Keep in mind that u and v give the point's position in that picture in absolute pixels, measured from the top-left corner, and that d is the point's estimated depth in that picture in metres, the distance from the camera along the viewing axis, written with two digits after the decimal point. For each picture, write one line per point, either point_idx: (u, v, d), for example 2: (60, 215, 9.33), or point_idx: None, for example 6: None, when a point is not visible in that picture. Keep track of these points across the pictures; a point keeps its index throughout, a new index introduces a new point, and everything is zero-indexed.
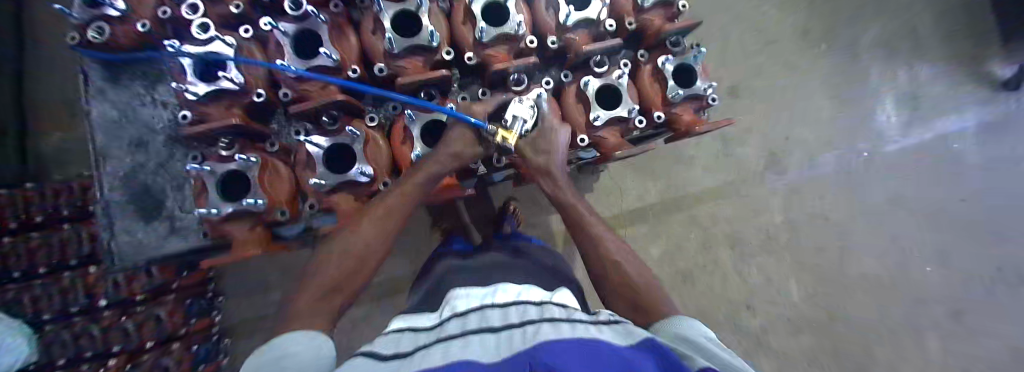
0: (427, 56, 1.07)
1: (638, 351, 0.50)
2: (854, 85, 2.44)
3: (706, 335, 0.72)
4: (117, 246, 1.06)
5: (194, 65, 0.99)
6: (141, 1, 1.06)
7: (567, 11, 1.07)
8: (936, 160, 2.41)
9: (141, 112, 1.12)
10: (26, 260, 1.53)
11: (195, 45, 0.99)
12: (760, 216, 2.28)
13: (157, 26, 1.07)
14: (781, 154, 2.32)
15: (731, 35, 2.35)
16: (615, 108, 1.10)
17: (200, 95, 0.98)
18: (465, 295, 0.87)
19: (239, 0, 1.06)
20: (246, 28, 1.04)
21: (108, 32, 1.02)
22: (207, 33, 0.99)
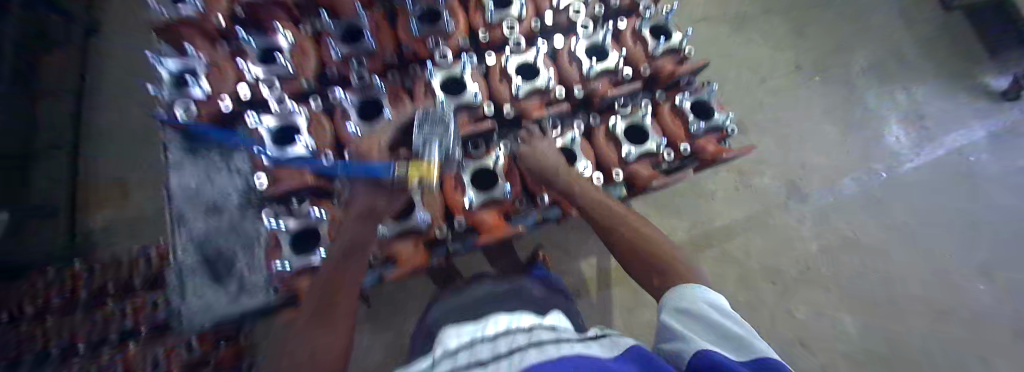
0: (472, 111, 1.19)
1: (624, 362, 0.52)
2: (856, 111, 2.53)
3: (706, 300, 0.66)
4: (188, 307, 1.15)
5: (272, 132, 1.12)
6: (222, 82, 1.21)
7: (590, 64, 1.21)
8: (961, 173, 2.39)
9: (217, 181, 1.27)
10: (68, 340, 1.58)
11: (272, 117, 1.15)
12: (793, 246, 2.23)
13: (235, 103, 1.20)
14: (800, 181, 2.34)
15: (727, 76, 2.53)
16: (644, 142, 1.19)
17: (273, 159, 1.09)
18: (454, 334, 0.79)
19: (310, 80, 1.26)
20: (317, 101, 1.21)
21: (194, 110, 1.16)
22: (284, 106, 1.18)
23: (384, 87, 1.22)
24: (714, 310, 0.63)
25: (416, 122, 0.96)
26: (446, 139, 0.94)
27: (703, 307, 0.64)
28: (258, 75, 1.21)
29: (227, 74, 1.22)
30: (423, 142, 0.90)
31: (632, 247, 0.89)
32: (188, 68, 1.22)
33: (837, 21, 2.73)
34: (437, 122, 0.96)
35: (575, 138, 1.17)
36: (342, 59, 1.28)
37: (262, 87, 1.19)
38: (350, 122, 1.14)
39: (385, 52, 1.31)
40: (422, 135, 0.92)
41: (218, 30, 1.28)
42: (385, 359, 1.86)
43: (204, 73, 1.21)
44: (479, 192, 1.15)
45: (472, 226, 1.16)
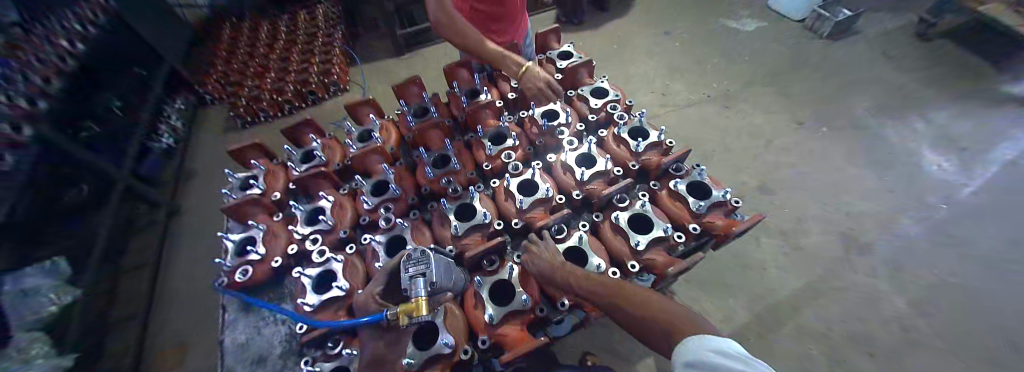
0: (484, 230, 1.29)
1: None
2: (879, 150, 2.48)
3: (716, 347, 0.62)
4: None
5: (313, 280, 1.24)
6: (276, 244, 1.43)
7: (580, 171, 1.35)
8: None
9: (263, 332, 1.34)
10: None
11: (313, 266, 1.29)
12: (879, 304, 1.92)
13: (285, 259, 1.41)
14: (852, 231, 2.17)
15: (732, 145, 2.63)
16: (652, 230, 1.22)
17: (314, 304, 1.18)
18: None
19: (346, 226, 1.43)
20: (352, 245, 1.36)
21: (251, 271, 1.35)
22: (323, 255, 1.31)
23: (407, 224, 1.35)
24: (725, 356, 0.58)
25: (403, 262, 1.00)
26: (431, 271, 0.97)
27: (714, 358, 0.60)
28: (304, 233, 1.42)
29: (280, 236, 1.46)
30: (409, 280, 0.95)
31: (645, 327, 0.80)
32: (249, 238, 1.47)
33: (819, 78, 2.92)
34: (422, 255, 1.00)
35: (581, 236, 1.22)
36: (372, 207, 1.44)
37: (308, 244, 1.38)
38: (377, 260, 1.27)
39: (407, 194, 1.49)
40: (409, 274, 0.96)
41: (275, 203, 1.59)
42: None
43: (260, 239, 1.43)
44: (499, 307, 1.15)
45: (498, 344, 1.12)
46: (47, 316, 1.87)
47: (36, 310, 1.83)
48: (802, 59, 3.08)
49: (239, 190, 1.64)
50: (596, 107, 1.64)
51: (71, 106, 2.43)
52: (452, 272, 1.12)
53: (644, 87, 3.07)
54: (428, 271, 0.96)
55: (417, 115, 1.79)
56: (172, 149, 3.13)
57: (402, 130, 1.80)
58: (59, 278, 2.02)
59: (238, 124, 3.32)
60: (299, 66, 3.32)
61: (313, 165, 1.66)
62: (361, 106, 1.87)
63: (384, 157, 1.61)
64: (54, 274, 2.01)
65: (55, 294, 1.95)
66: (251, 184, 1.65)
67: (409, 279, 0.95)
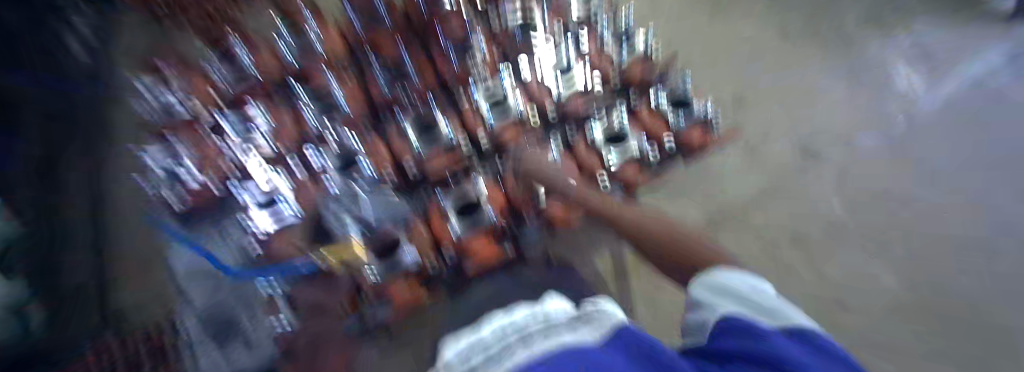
0: (452, 151, 1.46)
1: (619, 354, 0.36)
2: (855, 61, 2.43)
3: (757, 286, 0.57)
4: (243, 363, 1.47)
5: (286, 204, 1.45)
6: (223, 166, 1.48)
7: (559, 92, 1.58)
8: (984, 104, 2.23)
9: (244, 247, 1.56)
10: None
11: (283, 188, 1.46)
12: (818, 208, 2.08)
13: (245, 179, 1.51)
14: (811, 142, 2.24)
15: (714, 54, 2.50)
16: (623, 144, 1.51)
17: (287, 220, 1.43)
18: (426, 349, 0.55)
19: (297, 146, 1.48)
20: (320, 165, 1.48)
21: (211, 192, 1.48)
22: (290, 180, 1.46)
23: (361, 144, 1.46)
24: (761, 293, 0.55)
25: (330, 200, 1.47)
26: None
27: (747, 291, 0.56)
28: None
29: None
30: (339, 218, 1.44)
31: (661, 252, 0.96)
32: (191, 160, 1.49)
33: None
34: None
35: (550, 158, 1.36)
36: (334, 131, 1.46)
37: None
38: (354, 179, 1.46)
39: (365, 115, 1.45)
40: (337, 210, 1.46)
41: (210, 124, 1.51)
42: None
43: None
44: None
45: None
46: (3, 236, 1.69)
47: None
48: None
49: (176, 111, 1.60)
50: None
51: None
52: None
53: None
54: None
55: (370, 22, 1.61)
56: (94, 50, 2.44)
57: (346, 33, 1.61)
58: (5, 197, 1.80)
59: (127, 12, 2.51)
60: None
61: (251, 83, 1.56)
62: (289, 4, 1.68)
63: (337, 71, 1.51)
64: None
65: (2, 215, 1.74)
66: (182, 103, 1.57)
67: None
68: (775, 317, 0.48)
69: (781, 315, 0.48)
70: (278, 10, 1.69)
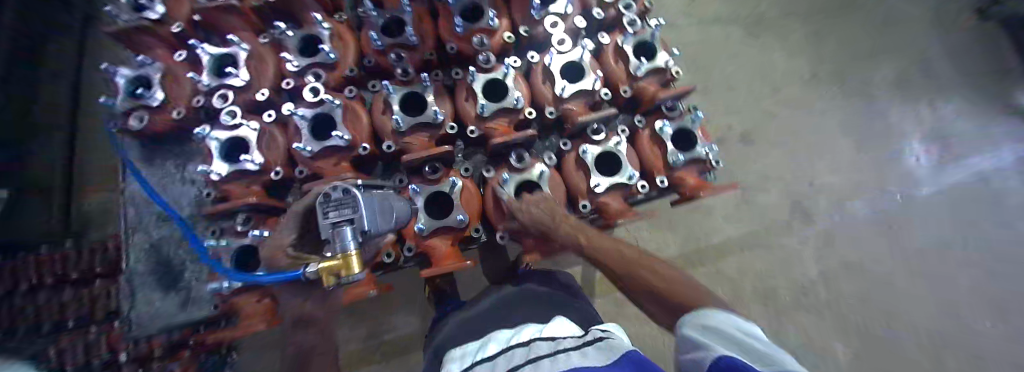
0: (432, 131, 1.12)
1: (623, 365, 0.64)
2: (869, 129, 2.36)
3: (739, 324, 0.67)
4: (136, 318, 1.20)
5: (220, 146, 1.11)
6: (180, 92, 1.26)
7: (562, 85, 1.10)
8: (973, 200, 2.26)
9: (172, 188, 1.29)
10: (57, 312, 1.43)
11: (223, 130, 1.13)
12: (791, 268, 2.12)
13: (190, 112, 1.25)
14: (803, 200, 2.21)
15: (738, 82, 2.30)
16: (614, 174, 1.12)
17: (221, 173, 1.09)
18: (456, 355, 0.89)
19: (266, 89, 1.21)
20: (270, 113, 1.16)
21: (145, 119, 1.19)
22: (234, 118, 1.14)
23: (337, 101, 1.10)
24: (745, 332, 0.64)
25: (319, 204, 0.67)
26: (362, 216, 0.67)
27: (732, 329, 0.66)
28: (210, 85, 1.19)
29: (185, 85, 1.27)
30: (333, 229, 0.65)
31: (650, 290, 0.91)
32: (143, 76, 1.24)
33: (861, 28, 2.50)
34: (346, 194, 0.68)
35: (542, 172, 1.11)
36: (300, 71, 1.18)
37: (215, 100, 1.17)
38: (300, 142, 1.06)
39: (345, 63, 1.21)
40: (332, 223, 0.65)
41: (177, 38, 1.32)
42: (362, 352, 1.76)
43: (159, 82, 1.24)
44: (432, 219, 1.08)
45: (424, 252, 1.10)
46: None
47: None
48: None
49: (128, 9, 1.27)
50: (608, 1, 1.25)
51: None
52: (396, 207, 0.88)
53: None
54: (357, 216, 0.67)
55: None
56: None
57: None
58: None
59: None
60: None
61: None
62: None
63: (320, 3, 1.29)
64: None
65: None
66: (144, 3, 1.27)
67: (329, 227, 0.65)
68: (765, 359, 0.56)
69: (767, 355, 0.57)
70: None
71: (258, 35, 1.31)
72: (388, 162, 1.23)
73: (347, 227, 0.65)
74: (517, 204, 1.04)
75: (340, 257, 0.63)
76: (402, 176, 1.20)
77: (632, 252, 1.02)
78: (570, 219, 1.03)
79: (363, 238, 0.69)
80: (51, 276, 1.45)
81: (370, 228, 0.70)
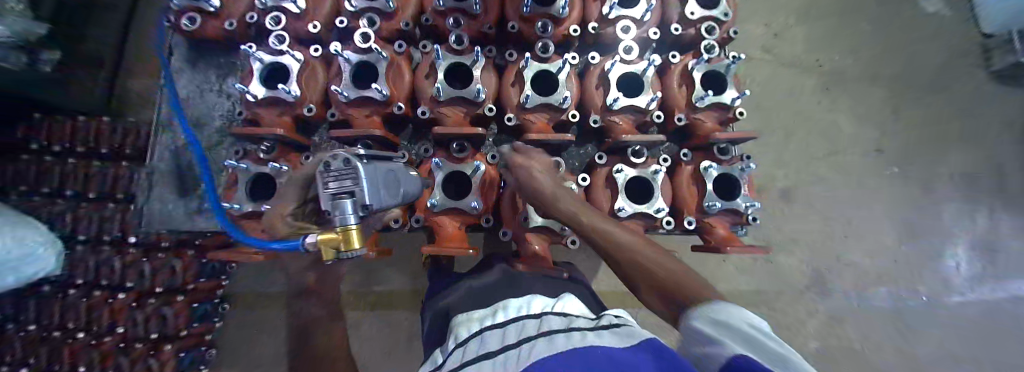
0: (469, 108, 1.08)
1: (639, 352, 0.51)
2: (921, 222, 2.18)
3: (756, 326, 0.62)
4: (149, 212, 1.28)
5: (263, 69, 1.11)
6: (235, 3, 1.26)
7: (616, 96, 1.03)
8: (1000, 322, 2.14)
9: (207, 98, 1.33)
10: (81, 184, 1.51)
11: (269, 53, 1.12)
12: (790, 338, 2.02)
13: (242, 26, 1.25)
14: (824, 274, 2.08)
15: (797, 136, 2.14)
16: (643, 203, 1.06)
17: (257, 96, 1.09)
18: (466, 318, 0.77)
19: (318, 23, 1.19)
20: (317, 48, 1.17)
21: (198, 24, 1.22)
22: (281, 44, 1.13)
23: (385, 56, 1.07)
24: (762, 336, 0.59)
25: (318, 174, 0.63)
26: (362, 189, 0.64)
27: (746, 329, 0.61)
28: (266, 4, 1.17)
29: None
30: (331, 201, 0.62)
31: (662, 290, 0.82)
32: None
33: (952, 113, 2.26)
34: (347, 165, 0.63)
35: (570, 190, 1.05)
36: (356, 13, 1.14)
37: (266, 20, 1.16)
38: (338, 85, 1.04)
39: (402, 15, 1.16)
40: (331, 195, 0.63)
41: None
42: (345, 294, 1.80)
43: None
44: (447, 197, 1.07)
45: (431, 226, 1.10)
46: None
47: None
48: (958, 78, 2.28)
49: None
50: (691, 18, 1.14)
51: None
52: (401, 183, 0.85)
53: (766, 9, 2.19)
54: (358, 189, 0.63)
55: None
56: None
57: None
58: None
59: None
60: None
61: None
62: None
63: None
64: None
65: None
66: None
67: (329, 199, 0.63)
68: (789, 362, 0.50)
69: (790, 362, 0.51)
70: None
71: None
72: (418, 129, 1.22)
73: (349, 200, 0.63)
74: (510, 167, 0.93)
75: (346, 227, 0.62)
76: (427, 146, 1.19)
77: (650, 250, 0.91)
78: (569, 197, 0.92)
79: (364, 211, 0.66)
80: (83, 146, 1.54)
81: (373, 201, 0.67)
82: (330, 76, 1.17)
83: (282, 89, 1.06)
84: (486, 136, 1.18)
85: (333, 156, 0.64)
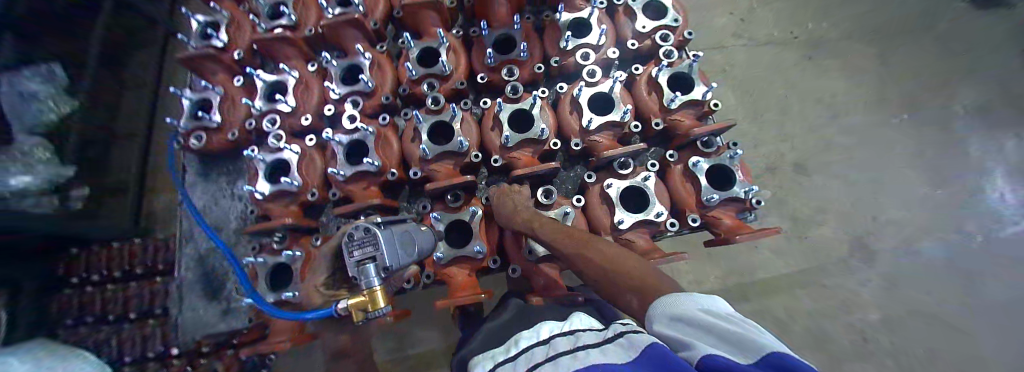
0: (456, 160, 1.14)
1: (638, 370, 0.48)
2: (948, 163, 2.08)
3: (709, 308, 0.58)
4: (183, 320, 1.43)
5: (266, 167, 1.22)
6: (233, 115, 1.40)
7: (589, 117, 1.08)
8: None
9: (222, 204, 1.44)
10: (122, 306, 1.62)
11: (269, 152, 1.24)
12: (848, 313, 1.88)
13: (243, 133, 1.39)
14: (863, 238, 1.98)
15: (792, 109, 2.13)
16: (642, 211, 1.07)
17: (264, 193, 1.19)
18: (481, 357, 0.73)
19: (310, 114, 1.30)
20: (311, 138, 1.26)
21: (205, 141, 1.36)
22: (279, 142, 1.24)
23: (370, 129, 1.17)
24: (717, 317, 0.55)
25: (343, 243, 0.75)
26: (383, 253, 0.74)
27: (700, 316, 0.57)
28: (261, 109, 1.32)
29: (239, 108, 1.41)
30: (357, 267, 0.73)
31: (619, 287, 0.79)
32: (205, 99, 1.43)
33: (939, 51, 2.24)
34: (367, 233, 0.74)
35: (567, 213, 1.05)
36: (341, 99, 1.27)
37: (264, 122, 1.29)
38: (335, 167, 1.15)
39: (381, 91, 1.27)
40: (356, 261, 0.73)
41: (237, 65, 1.48)
42: (380, 363, 1.78)
43: (216, 105, 1.41)
44: (451, 248, 1.11)
45: (442, 279, 1.13)
46: (43, 126, 1.55)
47: (38, 112, 1.55)
48: (934, 16, 2.28)
49: (198, 39, 1.47)
50: (643, 31, 1.22)
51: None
52: (416, 240, 0.92)
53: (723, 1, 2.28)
54: (379, 254, 0.73)
55: None
56: None
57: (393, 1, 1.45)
58: (60, 87, 1.63)
59: None
60: None
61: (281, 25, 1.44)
62: None
63: (365, 35, 1.36)
64: (52, 81, 1.60)
65: (52, 101, 1.59)
66: (210, 35, 1.46)
67: (355, 265, 0.73)
68: (750, 346, 0.50)
69: (749, 342, 0.50)
70: None
71: (308, 65, 1.44)
72: (414, 189, 1.28)
73: (374, 265, 0.73)
74: (493, 195, 1.09)
75: (374, 288, 0.73)
76: (425, 202, 1.23)
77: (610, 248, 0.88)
78: (533, 211, 0.99)
79: (388, 274, 0.76)
80: (120, 270, 1.67)
81: (395, 264, 0.77)
82: (326, 159, 1.26)
83: (284, 181, 1.15)
84: (477, 181, 1.23)
85: (354, 229, 0.75)
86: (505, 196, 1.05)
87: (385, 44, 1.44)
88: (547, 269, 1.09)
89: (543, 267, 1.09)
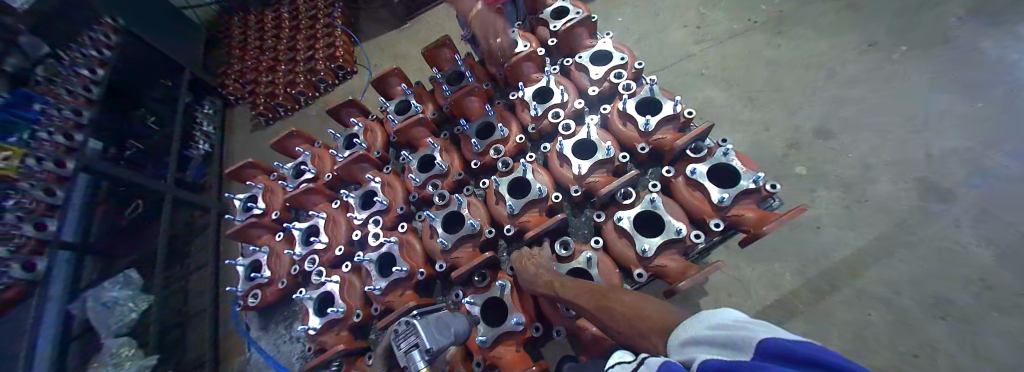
0: (473, 241, 1.24)
1: None
2: (975, 61, 1.62)
3: (712, 322, 0.55)
4: None
5: (313, 302, 1.34)
6: (279, 266, 1.57)
7: (578, 164, 1.21)
8: None
9: (283, 349, 1.53)
10: None
11: (314, 288, 1.38)
12: (954, 261, 1.34)
13: (291, 279, 1.56)
14: (935, 175, 1.48)
15: (786, 82, 1.85)
16: (662, 232, 1.10)
17: (315, 327, 1.30)
18: None
19: (342, 244, 1.46)
20: (347, 263, 1.39)
21: (260, 295, 1.51)
22: (321, 276, 1.39)
23: (394, 239, 1.31)
24: (718, 328, 0.53)
25: (393, 338, 0.89)
26: (424, 338, 0.85)
27: (706, 334, 0.55)
28: (301, 253, 1.50)
29: (282, 258, 1.59)
30: (406, 354, 0.84)
31: (632, 333, 0.74)
32: (255, 259, 1.63)
33: None
34: (409, 324, 0.88)
35: (589, 257, 1.11)
36: (364, 222, 1.45)
37: (306, 264, 1.46)
38: (371, 283, 1.26)
39: (395, 204, 1.45)
40: (405, 349, 0.85)
41: (275, 222, 1.70)
42: None
43: (264, 263, 1.60)
44: (492, 328, 1.13)
45: (493, 364, 1.12)
46: (124, 326, 1.84)
47: (120, 316, 1.84)
48: None
49: (242, 212, 1.77)
50: (597, 77, 1.42)
51: (111, 116, 2.34)
52: (451, 323, 0.98)
53: None
54: (420, 340, 0.85)
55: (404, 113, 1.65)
56: (212, 154, 2.75)
57: (388, 129, 1.69)
58: (136, 287, 1.96)
59: (262, 122, 2.92)
60: (305, 55, 2.80)
61: (306, 180, 1.72)
62: (343, 108, 1.80)
63: (371, 164, 1.58)
64: (129, 285, 1.94)
65: (132, 302, 1.90)
66: (252, 205, 1.76)
67: (403, 354, 0.85)
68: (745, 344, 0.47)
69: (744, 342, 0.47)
70: (331, 112, 1.82)
71: (331, 202, 1.63)
72: (446, 282, 1.34)
73: (420, 348, 0.84)
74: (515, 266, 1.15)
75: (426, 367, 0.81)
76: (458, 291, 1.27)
77: (624, 293, 0.83)
78: (547, 273, 1.03)
79: (432, 356, 0.84)
80: None
81: (437, 347, 0.87)
82: (362, 278, 1.37)
83: (330, 311, 1.25)
84: (500, 256, 1.29)
85: (401, 323, 0.90)
86: (524, 266, 1.11)
87: (390, 164, 1.66)
88: (585, 325, 1.05)
89: (582, 322, 1.06)
